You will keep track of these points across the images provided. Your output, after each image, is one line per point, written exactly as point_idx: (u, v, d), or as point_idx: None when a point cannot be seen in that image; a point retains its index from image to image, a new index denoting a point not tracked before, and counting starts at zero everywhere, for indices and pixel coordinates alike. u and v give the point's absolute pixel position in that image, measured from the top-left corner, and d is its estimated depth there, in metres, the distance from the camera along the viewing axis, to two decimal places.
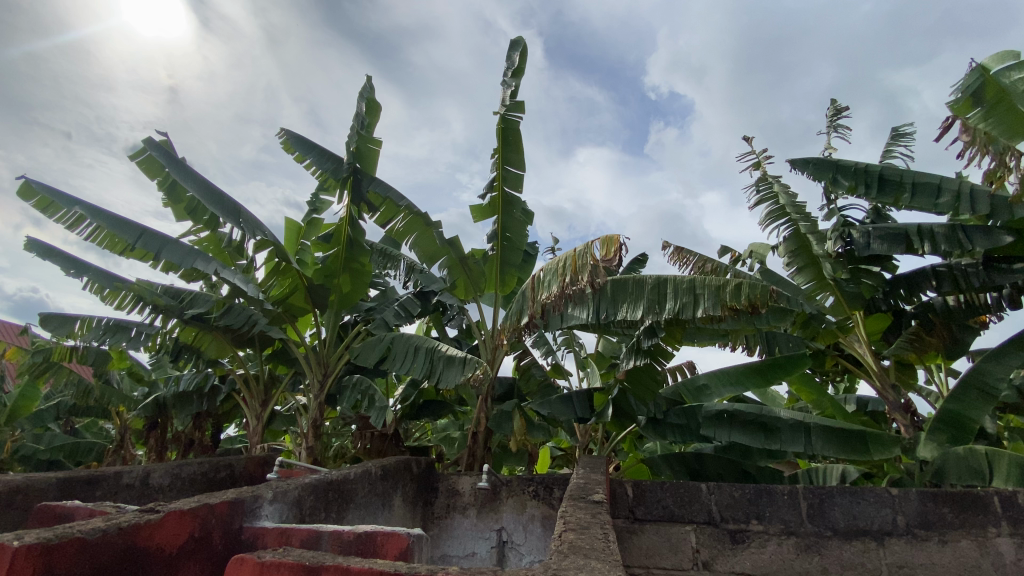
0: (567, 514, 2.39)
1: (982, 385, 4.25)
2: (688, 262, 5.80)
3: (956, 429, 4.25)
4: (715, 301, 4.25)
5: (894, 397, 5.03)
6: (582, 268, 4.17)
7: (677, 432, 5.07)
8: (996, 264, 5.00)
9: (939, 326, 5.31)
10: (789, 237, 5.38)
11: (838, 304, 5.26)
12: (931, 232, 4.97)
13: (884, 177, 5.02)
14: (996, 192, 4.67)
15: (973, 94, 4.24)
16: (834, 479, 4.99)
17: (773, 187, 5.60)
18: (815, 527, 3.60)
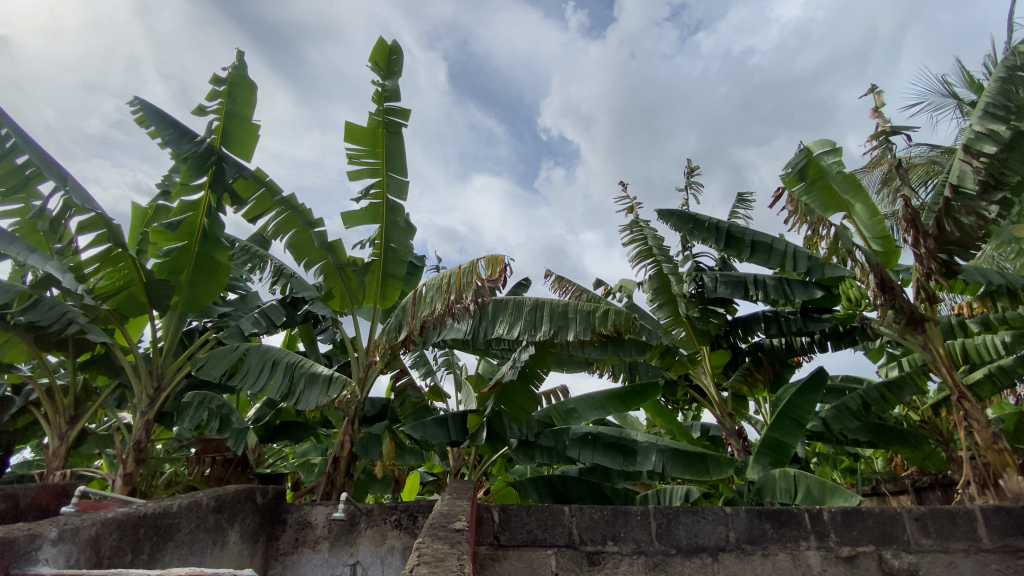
0: (423, 546, 2.26)
1: (794, 415, 5.05)
2: (567, 290, 6.11)
3: (776, 454, 4.95)
4: (585, 326, 4.42)
5: (731, 424, 5.72)
6: (467, 286, 4.06)
7: (545, 454, 5.19)
8: (811, 314, 5.99)
9: (766, 364, 6.22)
10: (653, 277, 5.94)
11: (689, 338, 5.88)
12: (763, 282, 5.85)
13: (730, 233, 5.76)
14: (813, 254, 5.49)
15: (799, 171, 5.04)
16: (678, 500, 5.45)
17: (643, 231, 6.17)
18: (662, 545, 3.85)
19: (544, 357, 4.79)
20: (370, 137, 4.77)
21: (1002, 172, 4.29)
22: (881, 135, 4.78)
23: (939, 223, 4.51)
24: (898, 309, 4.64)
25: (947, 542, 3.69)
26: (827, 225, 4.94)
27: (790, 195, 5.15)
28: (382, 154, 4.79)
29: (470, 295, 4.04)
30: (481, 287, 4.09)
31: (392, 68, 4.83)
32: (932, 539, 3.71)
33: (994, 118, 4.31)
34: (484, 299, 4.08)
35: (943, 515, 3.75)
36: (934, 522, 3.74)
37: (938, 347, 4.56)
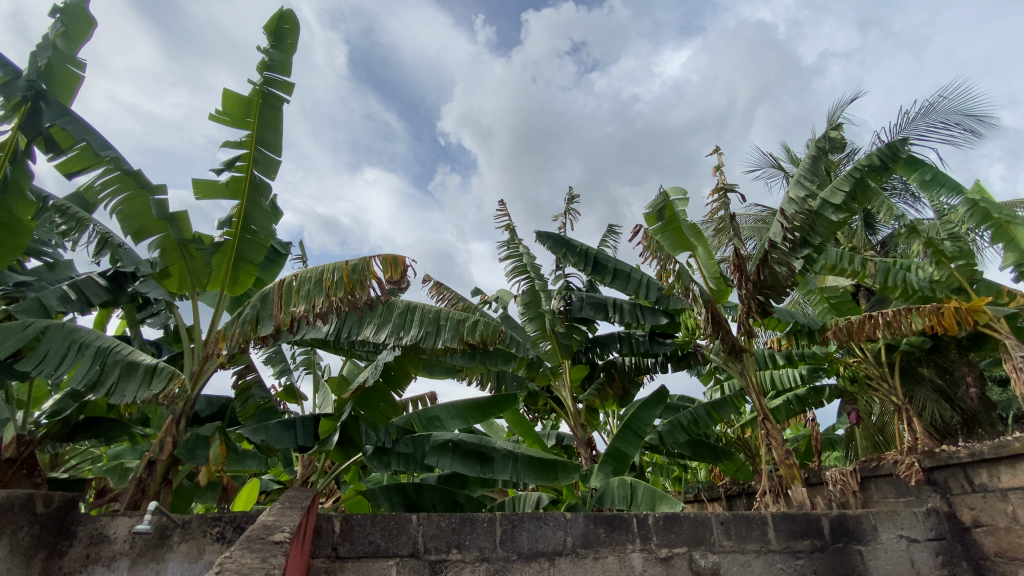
0: (226, 564, 2.07)
1: (635, 428, 5.60)
2: (445, 297, 6.08)
3: (616, 462, 5.47)
4: (453, 334, 4.38)
5: (582, 434, 6.12)
6: (361, 288, 3.83)
7: (401, 461, 5.02)
8: (658, 338, 6.66)
9: (617, 380, 6.80)
10: (525, 293, 6.25)
11: (553, 350, 6.14)
12: (620, 305, 6.39)
13: (597, 259, 6.22)
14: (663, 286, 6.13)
15: (658, 211, 5.59)
16: (529, 506, 5.66)
17: (518, 249, 6.63)
18: (505, 551, 3.94)
19: (403, 369, 4.75)
20: (243, 105, 4.34)
21: (809, 235, 5.23)
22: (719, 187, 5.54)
23: (760, 269, 5.29)
24: (722, 339, 5.38)
25: (744, 543, 4.25)
26: (674, 261, 5.54)
27: (647, 232, 5.65)
28: (254, 125, 4.37)
29: (365, 295, 3.85)
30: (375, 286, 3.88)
31: (281, 39, 4.48)
32: (732, 540, 4.25)
33: (804, 188, 5.27)
34: (378, 298, 3.90)
35: (742, 519, 4.31)
36: (735, 526, 4.29)
37: (751, 374, 5.32)
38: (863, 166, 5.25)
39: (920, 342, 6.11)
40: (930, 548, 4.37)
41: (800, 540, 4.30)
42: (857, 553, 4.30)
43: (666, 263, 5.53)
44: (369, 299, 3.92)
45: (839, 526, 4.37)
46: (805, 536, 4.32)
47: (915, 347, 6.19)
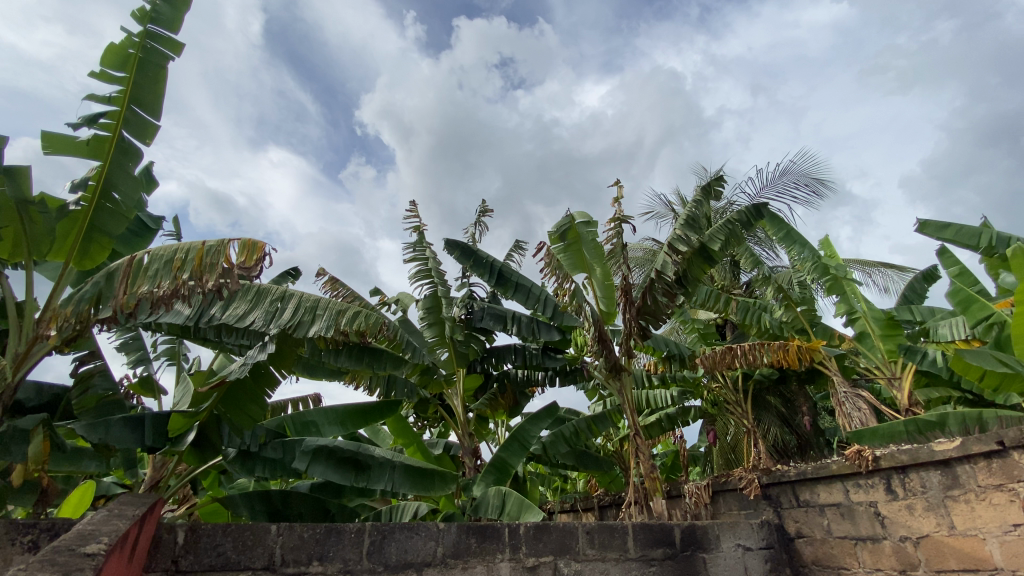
0: None
1: (522, 439, 5.94)
2: (340, 294, 5.82)
3: (499, 473, 5.70)
4: (330, 323, 4.16)
5: (468, 443, 6.14)
6: (208, 267, 3.45)
7: (267, 467, 4.71)
8: (551, 353, 6.89)
9: (508, 391, 6.94)
10: (427, 297, 6.25)
11: (449, 359, 6.13)
12: (519, 318, 6.52)
13: (502, 271, 6.33)
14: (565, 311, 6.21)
15: (561, 232, 5.90)
16: (406, 516, 5.54)
17: (425, 253, 6.57)
18: (370, 563, 3.80)
19: (283, 354, 4.38)
20: (114, 56, 3.84)
21: (688, 271, 5.78)
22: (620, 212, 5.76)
23: (645, 297, 5.69)
24: (605, 358, 5.70)
25: (605, 551, 4.51)
26: (570, 280, 5.81)
27: (551, 250, 5.90)
28: (129, 82, 3.92)
29: (212, 278, 3.44)
30: (227, 272, 3.52)
31: None
32: (595, 549, 4.49)
33: (691, 228, 5.84)
34: (229, 286, 3.49)
35: (605, 529, 4.58)
36: (599, 535, 4.54)
37: (628, 393, 5.69)
38: (736, 218, 5.92)
39: (771, 374, 6.98)
40: (761, 555, 4.94)
41: (654, 549, 4.66)
42: (701, 561, 4.75)
43: (564, 281, 5.79)
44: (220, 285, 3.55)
45: (688, 535, 4.81)
46: (659, 545, 4.69)
47: (766, 378, 7.06)
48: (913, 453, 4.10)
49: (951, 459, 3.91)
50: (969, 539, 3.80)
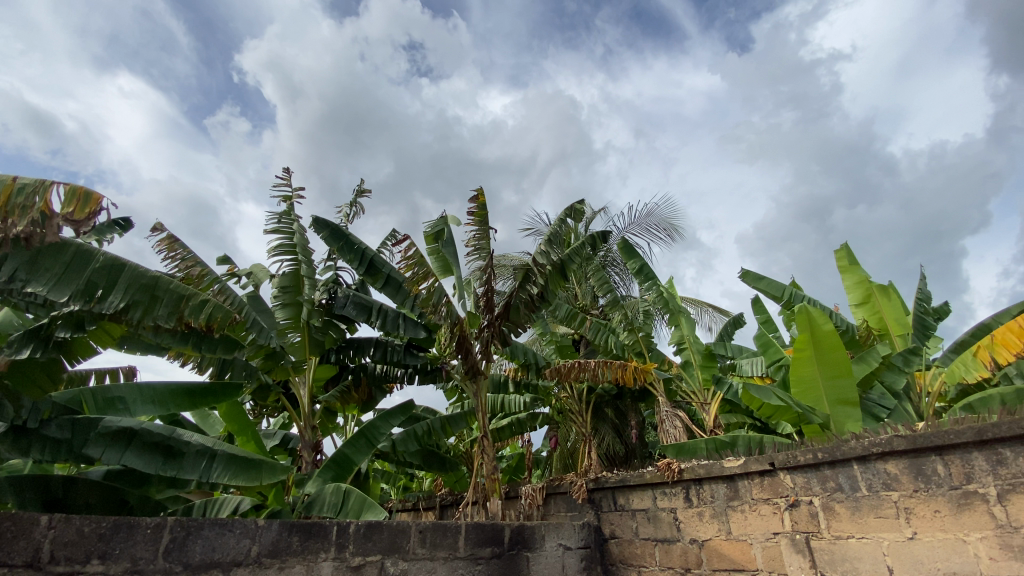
0: None
1: (369, 435, 5.77)
2: (175, 255, 5.09)
3: (339, 469, 5.45)
4: (171, 311, 3.75)
5: (310, 436, 5.79)
6: (15, 210, 2.76)
7: (47, 449, 3.93)
8: (413, 350, 6.77)
9: (363, 385, 6.71)
10: (286, 275, 5.78)
11: (301, 344, 5.73)
12: (385, 311, 6.31)
13: (373, 261, 6.11)
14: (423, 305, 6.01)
15: (436, 232, 5.98)
16: (225, 511, 5.02)
17: (292, 227, 6.09)
18: (167, 563, 3.37)
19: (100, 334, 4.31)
20: None
21: (549, 286, 6.12)
22: (481, 213, 5.70)
23: (510, 301, 5.95)
24: (464, 361, 5.76)
25: (435, 550, 4.56)
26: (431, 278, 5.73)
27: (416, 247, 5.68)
28: None
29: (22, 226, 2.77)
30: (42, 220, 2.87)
31: None
32: (425, 548, 4.51)
33: (552, 245, 6.18)
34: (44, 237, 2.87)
35: (439, 528, 4.64)
36: (431, 534, 4.58)
37: (482, 396, 5.81)
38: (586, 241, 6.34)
39: (611, 389, 7.72)
40: (577, 554, 5.38)
41: (483, 548, 4.83)
42: (525, 559, 5.03)
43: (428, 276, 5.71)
44: (33, 232, 2.92)
45: (516, 535, 5.07)
46: (488, 544, 4.87)
47: (607, 392, 7.79)
48: (708, 468, 4.64)
49: (735, 475, 4.45)
50: (740, 544, 4.35)
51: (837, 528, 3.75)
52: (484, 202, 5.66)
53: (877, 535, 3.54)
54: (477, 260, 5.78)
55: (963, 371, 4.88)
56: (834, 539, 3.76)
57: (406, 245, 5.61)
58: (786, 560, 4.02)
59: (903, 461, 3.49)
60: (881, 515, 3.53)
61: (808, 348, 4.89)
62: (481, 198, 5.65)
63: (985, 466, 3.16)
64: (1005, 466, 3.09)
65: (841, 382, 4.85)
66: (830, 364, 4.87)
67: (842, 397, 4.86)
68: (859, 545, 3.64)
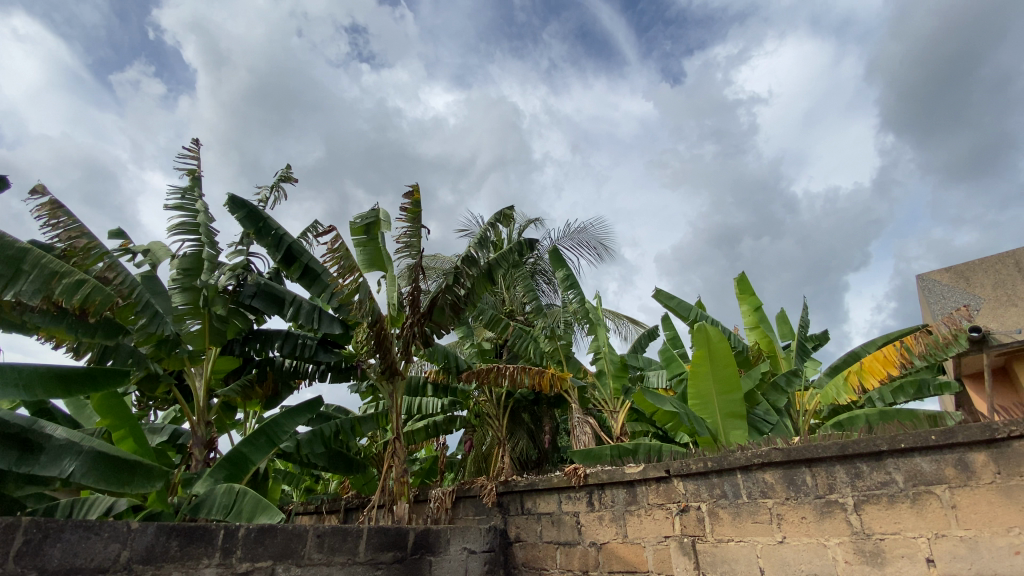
0: None
1: (270, 434, 5.44)
2: (55, 223, 4.51)
3: (234, 468, 5.08)
4: (38, 287, 3.37)
5: (202, 433, 5.34)
6: None
7: None
8: (327, 345, 6.45)
9: (268, 380, 6.35)
10: (187, 256, 5.33)
11: (200, 333, 5.35)
12: (299, 303, 5.97)
13: (291, 249, 5.78)
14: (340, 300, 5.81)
15: (366, 225, 5.75)
16: (96, 512, 4.51)
17: (197, 205, 5.64)
18: (15, 569, 2.96)
19: None
20: None
21: (474, 289, 6.12)
22: (414, 210, 5.59)
23: (435, 300, 5.86)
24: (381, 359, 5.57)
25: (333, 555, 4.37)
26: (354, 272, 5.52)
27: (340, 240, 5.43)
28: None
29: None
30: None
31: None
32: (322, 553, 4.31)
33: (483, 247, 6.19)
34: None
35: (338, 532, 4.46)
36: (330, 539, 4.39)
37: (398, 397, 5.67)
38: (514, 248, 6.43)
39: (529, 394, 7.86)
40: (481, 558, 5.40)
41: (384, 552, 4.70)
42: (427, 563, 4.96)
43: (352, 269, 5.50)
44: None
45: (420, 539, 4.99)
46: (390, 548, 4.75)
47: (525, 398, 7.91)
48: (611, 474, 4.85)
49: (635, 481, 4.69)
50: (634, 547, 4.59)
51: (720, 532, 4.06)
52: (419, 199, 5.56)
53: (754, 538, 3.88)
54: (406, 258, 5.64)
55: (837, 393, 5.48)
56: (717, 543, 4.07)
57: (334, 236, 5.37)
58: (673, 562, 4.29)
59: (778, 471, 3.85)
60: (758, 520, 3.88)
61: (704, 364, 5.30)
62: (416, 194, 5.54)
63: (845, 478, 3.56)
64: (861, 478, 3.50)
65: (732, 396, 5.27)
66: (723, 379, 5.29)
67: (732, 410, 5.27)
68: (737, 548, 3.96)
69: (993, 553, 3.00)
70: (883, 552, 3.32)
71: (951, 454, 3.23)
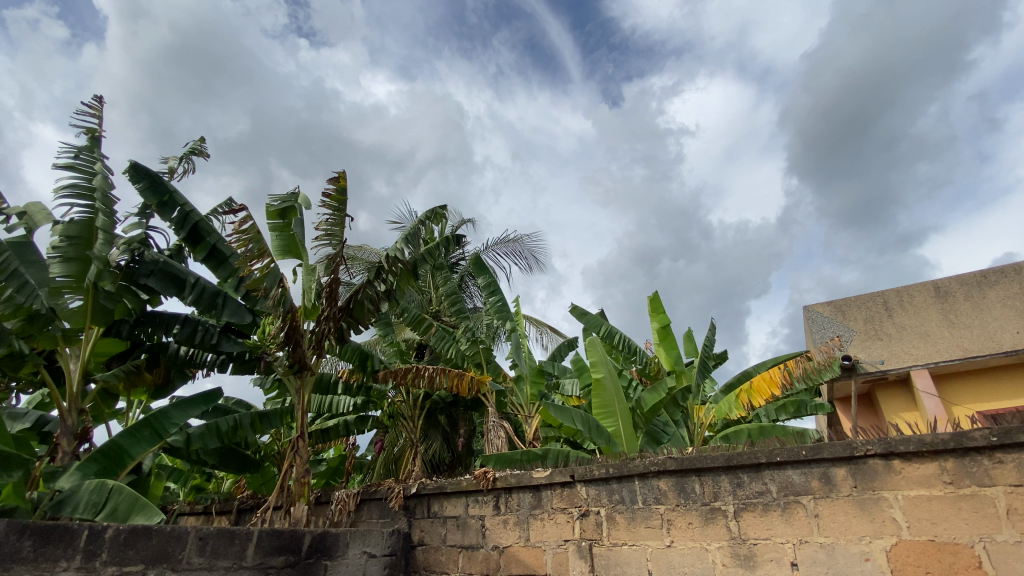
0: None
1: (156, 426, 4.95)
2: None
3: (109, 462, 4.58)
4: None
5: (72, 422, 4.74)
6: None
7: None
8: (229, 334, 5.96)
9: (159, 367, 5.85)
10: (74, 223, 4.76)
11: (81, 311, 4.76)
12: (201, 287, 5.49)
13: (199, 228, 5.34)
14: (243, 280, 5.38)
15: (284, 209, 5.45)
16: None
17: (94, 167, 5.06)
18: None
19: None
20: None
21: (396, 285, 5.98)
22: (338, 196, 5.37)
23: (355, 295, 5.63)
24: (289, 354, 5.22)
25: (216, 560, 4.05)
26: (266, 256, 5.19)
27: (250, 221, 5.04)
28: None
29: None
30: None
31: None
32: (203, 557, 3.98)
33: (410, 244, 6.06)
34: None
35: (225, 534, 4.14)
36: (214, 542, 4.06)
37: (305, 393, 5.37)
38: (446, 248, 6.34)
39: (446, 397, 7.79)
40: (381, 562, 5.23)
41: (275, 556, 4.42)
42: (322, 568, 4.72)
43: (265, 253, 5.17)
44: None
45: (317, 543, 4.76)
46: (282, 552, 4.48)
47: (442, 400, 7.84)
48: (519, 478, 4.93)
49: (541, 485, 4.79)
50: (534, 550, 4.67)
51: (616, 535, 4.25)
52: (344, 186, 5.35)
53: (645, 542, 4.10)
54: (326, 246, 5.39)
55: (728, 408, 5.87)
56: (612, 546, 4.25)
57: (246, 216, 5.02)
58: (570, 565, 4.43)
59: (671, 478, 4.11)
60: (650, 525, 4.10)
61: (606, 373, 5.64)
62: (341, 181, 5.32)
63: (728, 487, 3.87)
64: (742, 488, 3.82)
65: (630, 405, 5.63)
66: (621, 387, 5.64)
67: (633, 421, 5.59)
68: (629, 551, 4.16)
69: (846, 559, 3.37)
70: (755, 556, 3.64)
71: (818, 468, 3.60)
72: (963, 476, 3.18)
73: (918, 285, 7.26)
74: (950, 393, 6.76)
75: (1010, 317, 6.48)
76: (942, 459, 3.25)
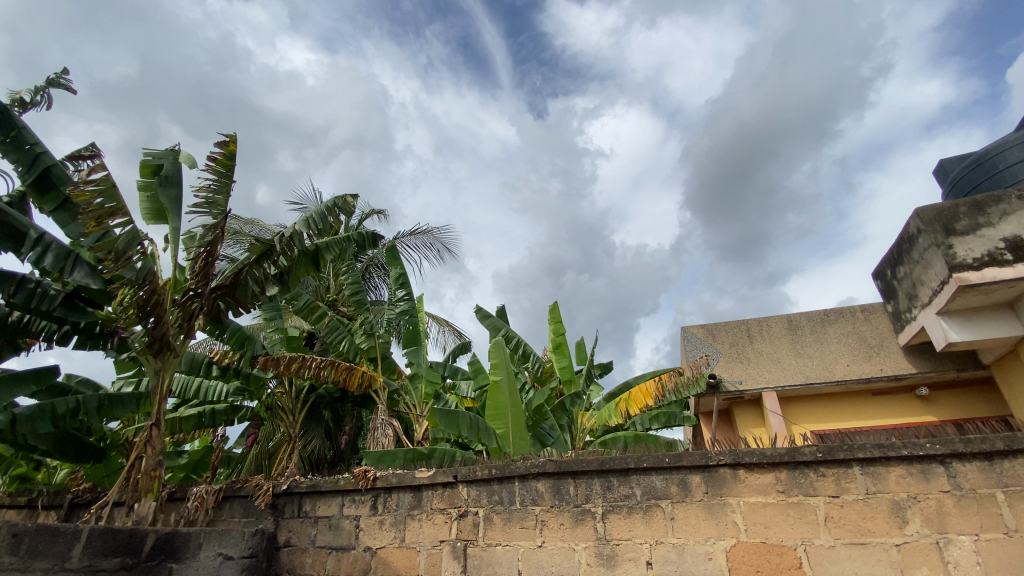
0: None
1: None
2: None
3: None
4: None
5: None
6: None
7: None
8: (76, 302, 5.13)
9: None
10: None
11: None
12: (46, 243, 4.69)
13: (49, 174, 4.62)
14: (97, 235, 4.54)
15: (156, 167, 4.88)
16: None
17: None
18: None
19: None
20: None
21: (291, 269, 5.67)
22: (226, 162, 4.90)
23: (239, 274, 5.17)
24: (149, 332, 4.63)
25: (31, 560, 3.54)
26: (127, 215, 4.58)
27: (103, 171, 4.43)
28: None
29: None
30: None
31: None
32: (16, 556, 3.49)
33: (310, 228, 5.71)
34: None
35: (46, 530, 3.64)
36: (29, 540, 3.56)
37: (165, 377, 4.78)
38: (354, 237, 6.03)
39: (333, 391, 7.39)
40: (239, 565, 4.78)
41: (107, 558, 3.87)
42: (166, 571, 4.22)
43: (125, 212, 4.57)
44: None
45: (162, 544, 4.25)
46: (117, 553, 3.94)
47: (328, 394, 7.43)
48: (401, 477, 4.81)
49: (422, 485, 4.72)
50: (408, 551, 4.58)
51: (491, 536, 4.31)
52: (234, 152, 4.90)
53: (518, 542, 4.20)
54: (206, 215, 4.87)
55: (608, 415, 6.24)
56: (486, 547, 4.30)
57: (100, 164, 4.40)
58: (443, 565, 4.40)
59: (549, 481, 4.26)
60: (525, 526, 4.21)
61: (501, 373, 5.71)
62: (232, 145, 4.87)
63: (599, 490, 4.10)
64: (611, 491, 4.06)
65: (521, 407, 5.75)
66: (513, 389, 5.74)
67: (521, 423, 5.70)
68: (502, 552, 4.23)
69: (692, 558, 3.71)
70: (616, 555, 3.88)
71: (677, 475, 3.94)
72: (793, 486, 3.66)
73: (776, 317, 8.27)
74: (793, 414, 7.76)
75: (842, 352, 7.61)
76: (778, 470, 3.72)
